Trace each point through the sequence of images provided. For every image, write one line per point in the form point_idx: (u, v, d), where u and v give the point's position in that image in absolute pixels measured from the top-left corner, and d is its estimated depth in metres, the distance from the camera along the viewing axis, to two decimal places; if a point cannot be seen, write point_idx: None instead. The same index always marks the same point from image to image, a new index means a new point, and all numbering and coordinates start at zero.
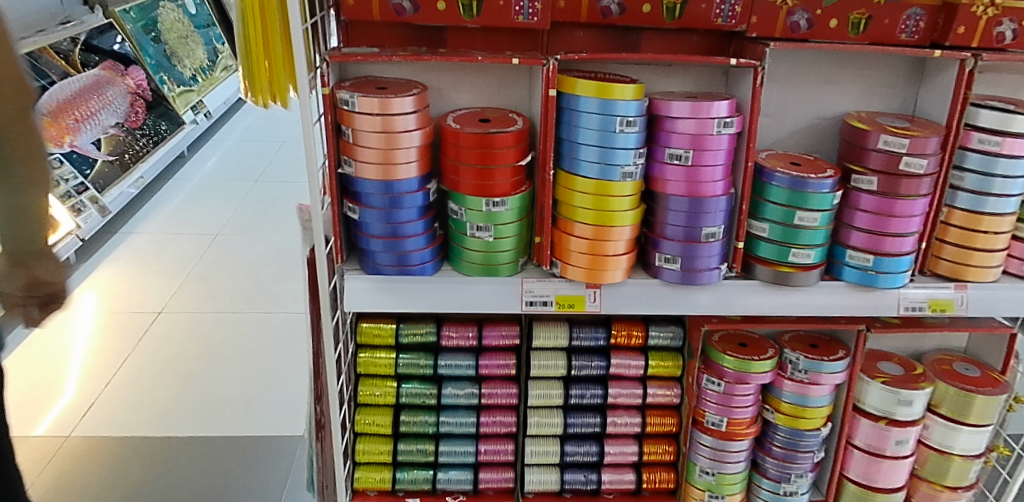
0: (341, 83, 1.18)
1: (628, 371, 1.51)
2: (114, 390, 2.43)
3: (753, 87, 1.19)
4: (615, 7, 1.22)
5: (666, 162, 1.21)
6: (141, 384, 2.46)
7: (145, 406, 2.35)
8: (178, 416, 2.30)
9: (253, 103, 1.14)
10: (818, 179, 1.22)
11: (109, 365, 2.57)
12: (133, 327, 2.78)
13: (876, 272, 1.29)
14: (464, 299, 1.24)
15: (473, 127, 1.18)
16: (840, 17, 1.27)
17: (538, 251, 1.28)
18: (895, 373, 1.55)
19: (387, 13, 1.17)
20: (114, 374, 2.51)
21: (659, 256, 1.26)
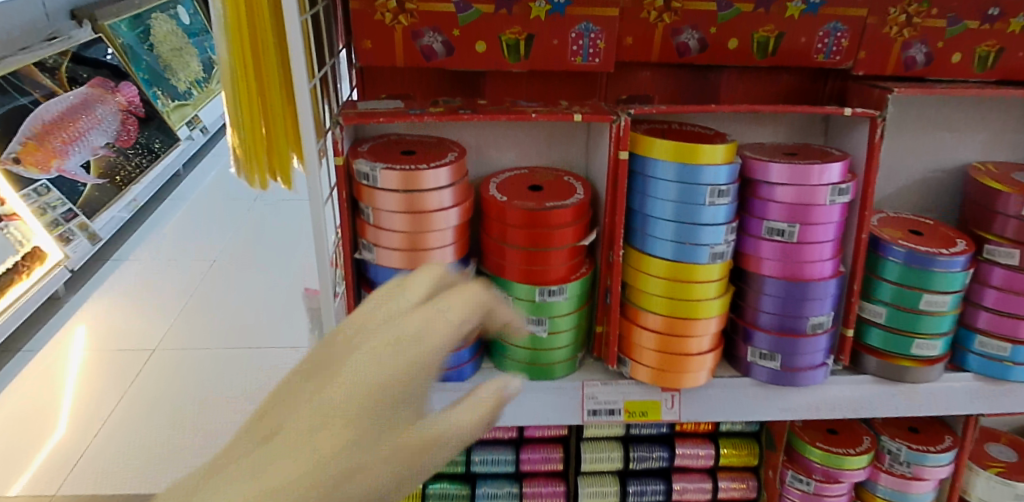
0: (358, 149, 0.96)
1: (696, 463, 1.30)
2: (124, 414, 2.03)
3: (870, 141, 0.96)
4: (695, 43, 0.99)
5: (763, 237, 0.99)
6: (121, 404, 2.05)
7: (140, 403, 2.05)
8: (179, 410, 2.03)
9: (245, 180, 0.92)
10: (949, 256, 0.99)
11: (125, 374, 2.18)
12: (134, 345, 2.32)
13: (1011, 363, 1.06)
14: (512, 410, 1.02)
15: (523, 200, 0.95)
16: (966, 51, 1.02)
17: (598, 343, 1.06)
18: (1010, 459, 1.32)
19: (413, 57, 0.95)
20: (140, 370, 2.20)
21: (752, 351, 1.04)
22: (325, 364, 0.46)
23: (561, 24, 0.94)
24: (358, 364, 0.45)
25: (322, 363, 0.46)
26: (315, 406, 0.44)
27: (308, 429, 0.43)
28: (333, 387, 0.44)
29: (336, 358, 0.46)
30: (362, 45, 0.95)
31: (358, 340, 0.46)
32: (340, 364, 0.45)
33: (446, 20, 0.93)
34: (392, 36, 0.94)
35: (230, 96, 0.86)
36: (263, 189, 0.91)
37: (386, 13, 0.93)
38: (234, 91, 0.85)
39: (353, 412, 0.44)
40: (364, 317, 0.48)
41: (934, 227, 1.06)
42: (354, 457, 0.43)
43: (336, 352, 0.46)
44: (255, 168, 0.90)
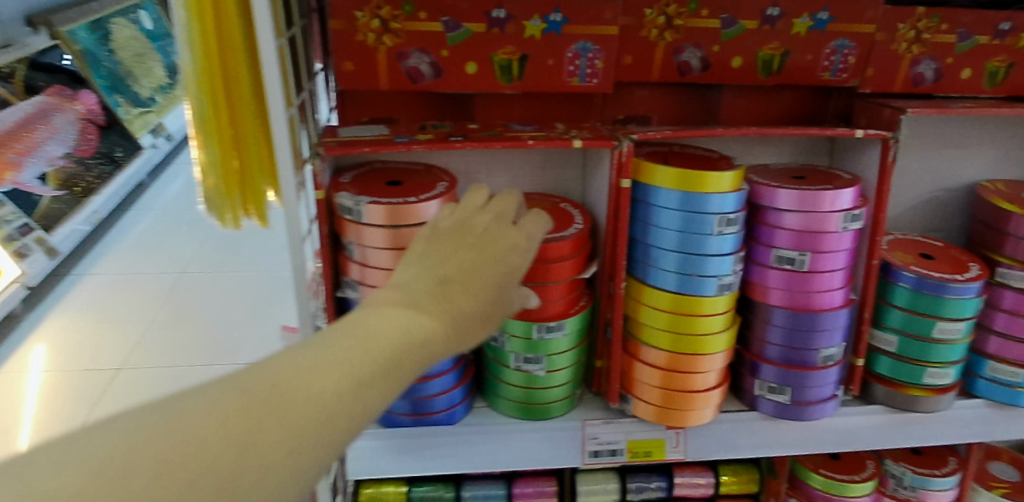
0: (339, 179, 0.89)
1: (695, 492, 1.24)
2: None
3: (883, 164, 0.91)
4: (698, 61, 0.94)
5: (771, 266, 0.94)
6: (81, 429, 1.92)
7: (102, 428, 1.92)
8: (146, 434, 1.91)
9: (220, 222, 0.85)
10: (963, 282, 0.94)
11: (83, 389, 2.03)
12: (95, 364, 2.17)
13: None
14: (507, 454, 0.96)
15: None
16: (976, 66, 0.99)
17: (597, 378, 1.00)
18: (1013, 478, 1.29)
19: (397, 79, 0.88)
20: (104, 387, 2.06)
21: (759, 384, 0.99)
22: (448, 256, 0.59)
23: (557, 43, 0.88)
24: (482, 262, 0.60)
25: (441, 261, 0.58)
26: (468, 258, 0.59)
27: (441, 319, 0.53)
28: (467, 290, 0.57)
29: (459, 247, 0.60)
30: (342, 67, 0.88)
31: (472, 244, 0.61)
32: (470, 267, 0.59)
33: (434, 39, 0.87)
34: (375, 57, 0.87)
35: (199, 128, 0.79)
36: (236, 228, 0.85)
37: (369, 34, 0.86)
38: (203, 123, 0.78)
39: (488, 308, 0.58)
40: (472, 228, 0.63)
41: (943, 250, 1.03)
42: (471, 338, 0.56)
43: (456, 255, 0.59)
44: (227, 205, 0.83)
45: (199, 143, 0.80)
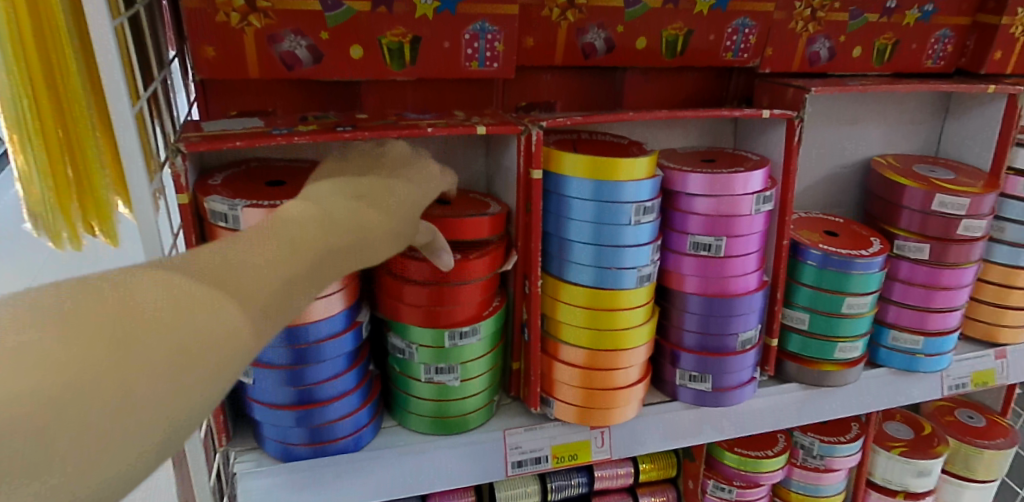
0: (209, 183, 0.76)
1: (616, 483, 1.21)
2: None
3: (789, 144, 0.90)
4: (602, 43, 0.89)
5: (686, 253, 0.90)
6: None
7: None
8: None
9: (52, 241, 0.70)
10: (866, 257, 0.95)
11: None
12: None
13: (921, 355, 1.05)
14: (421, 476, 0.87)
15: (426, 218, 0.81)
16: (866, 44, 1.01)
17: (515, 383, 0.94)
18: (906, 437, 1.36)
19: (271, 67, 0.77)
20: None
21: (679, 373, 0.96)
22: (361, 185, 0.62)
23: (453, 24, 0.80)
24: (394, 192, 0.64)
25: (355, 188, 0.62)
26: (390, 184, 0.64)
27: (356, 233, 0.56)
28: (381, 212, 0.61)
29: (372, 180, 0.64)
30: (203, 53, 0.75)
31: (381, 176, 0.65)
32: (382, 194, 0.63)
33: (312, 21, 0.76)
34: (242, 42, 0.76)
35: (15, 130, 0.64)
36: (77, 250, 0.72)
37: (232, 14, 0.74)
38: (23, 125, 0.64)
39: (398, 234, 0.62)
40: (382, 157, 0.71)
41: (845, 225, 1.04)
42: (380, 254, 0.60)
43: (370, 183, 0.63)
44: (62, 221, 0.69)
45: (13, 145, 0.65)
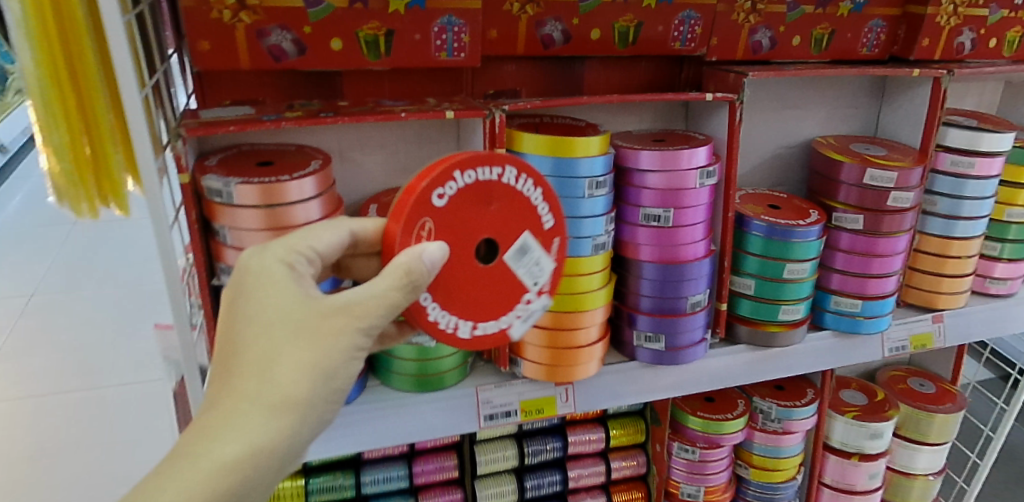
0: (205, 162, 0.86)
1: (588, 448, 1.30)
2: None
3: (730, 124, 1.00)
4: (559, 34, 0.98)
5: (640, 224, 1.00)
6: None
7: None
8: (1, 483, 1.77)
9: (69, 211, 0.80)
10: (805, 226, 1.05)
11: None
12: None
13: (861, 318, 1.15)
14: (404, 428, 0.96)
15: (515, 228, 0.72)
16: (804, 34, 1.12)
17: (488, 345, 1.04)
18: (861, 403, 1.45)
19: (259, 59, 0.86)
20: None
21: (636, 335, 1.05)
22: (251, 314, 0.56)
23: (424, 18, 0.89)
24: (291, 304, 0.56)
25: (250, 321, 0.56)
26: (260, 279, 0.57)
27: (296, 372, 0.54)
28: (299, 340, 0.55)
29: (256, 298, 0.57)
30: (198, 47, 0.84)
31: (282, 282, 0.57)
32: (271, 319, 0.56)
33: (295, 17, 0.85)
34: (233, 36, 0.85)
35: (43, 115, 0.74)
36: (93, 217, 0.82)
37: (224, 11, 0.83)
38: (48, 107, 0.74)
39: (350, 333, 0.57)
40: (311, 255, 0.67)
41: (788, 200, 1.14)
42: (348, 364, 0.57)
43: (251, 307, 0.56)
44: (81, 194, 0.79)
45: (43, 128, 0.75)
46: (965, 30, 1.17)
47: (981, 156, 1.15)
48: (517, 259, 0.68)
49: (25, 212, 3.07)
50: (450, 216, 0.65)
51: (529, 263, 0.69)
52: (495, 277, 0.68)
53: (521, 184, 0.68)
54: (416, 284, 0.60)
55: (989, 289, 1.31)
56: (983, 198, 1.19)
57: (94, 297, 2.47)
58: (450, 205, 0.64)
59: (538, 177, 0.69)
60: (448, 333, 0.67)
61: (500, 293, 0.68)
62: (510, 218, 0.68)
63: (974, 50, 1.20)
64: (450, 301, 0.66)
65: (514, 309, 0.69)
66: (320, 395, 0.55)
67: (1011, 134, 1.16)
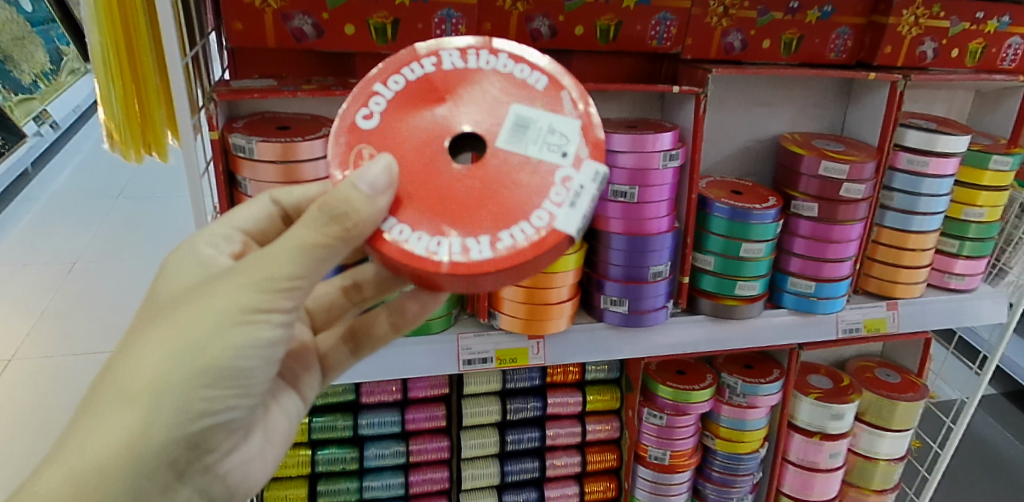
0: (233, 124, 1.01)
1: (566, 409, 1.40)
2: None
3: (696, 114, 1.12)
4: (547, 29, 1.12)
5: (609, 199, 1.12)
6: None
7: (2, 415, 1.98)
8: (47, 419, 1.98)
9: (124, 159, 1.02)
10: (762, 209, 1.17)
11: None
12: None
13: (815, 298, 1.26)
14: (393, 365, 1.11)
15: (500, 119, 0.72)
16: (774, 38, 1.22)
17: (472, 300, 1.18)
18: (825, 386, 1.55)
19: (284, 38, 1.01)
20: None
21: (604, 299, 1.18)
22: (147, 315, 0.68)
23: (424, 10, 1.03)
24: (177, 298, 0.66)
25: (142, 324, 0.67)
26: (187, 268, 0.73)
27: (160, 358, 0.62)
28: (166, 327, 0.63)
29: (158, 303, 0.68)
30: (233, 27, 1.00)
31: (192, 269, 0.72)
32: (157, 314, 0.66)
33: (315, 4, 1.00)
34: (262, 19, 1.00)
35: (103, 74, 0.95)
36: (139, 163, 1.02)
37: None
38: (106, 65, 0.94)
39: (219, 305, 0.63)
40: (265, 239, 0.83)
41: (752, 188, 1.26)
42: (220, 336, 0.63)
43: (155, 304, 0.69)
44: (131, 141, 1.00)
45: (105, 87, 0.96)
46: (926, 40, 1.25)
47: (936, 156, 1.25)
48: (517, 135, 0.70)
49: (76, 182, 3.31)
50: (390, 130, 0.70)
51: (537, 135, 0.70)
52: (496, 164, 0.69)
53: (472, 60, 0.73)
54: (354, 210, 0.63)
55: (949, 284, 1.40)
56: (938, 196, 1.29)
57: (133, 263, 2.69)
58: (382, 120, 0.70)
59: (484, 44, 0.73)
60: (464, 257, 0.66)
61: (505, 174, 0.69)
62: (481, 100, 0.71)
63: (936, 59, 1.27)
64: (451, 215, 0.68)
65: (549, 194, 0.68)
66: (194, 374, 0.62)
67: (966, 137, 1.25)
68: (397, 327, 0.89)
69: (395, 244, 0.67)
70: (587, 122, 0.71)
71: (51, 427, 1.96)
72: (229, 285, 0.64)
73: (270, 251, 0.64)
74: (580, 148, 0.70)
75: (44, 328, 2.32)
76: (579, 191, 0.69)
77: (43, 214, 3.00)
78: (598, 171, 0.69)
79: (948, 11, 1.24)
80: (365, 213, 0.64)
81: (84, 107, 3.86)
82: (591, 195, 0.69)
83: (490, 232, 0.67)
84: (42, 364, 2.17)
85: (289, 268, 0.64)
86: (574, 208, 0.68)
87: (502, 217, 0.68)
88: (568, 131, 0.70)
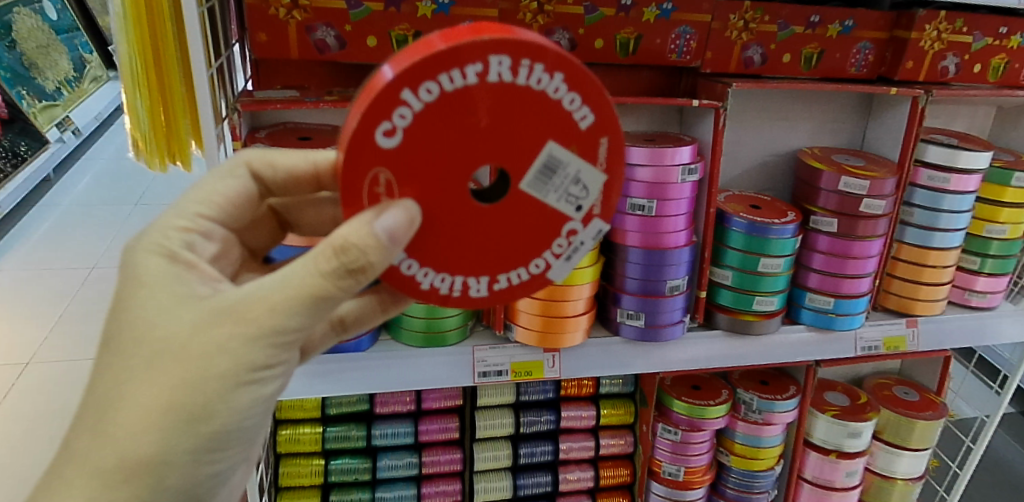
0: (255, 134, 1.02)
1: (580, 423, 1.39)
2: None
3: (715, 129, 1.12)
4: (567, 42, 1.12)
5: (628, 212, 1.12)
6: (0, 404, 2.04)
7: (19, 418, 1.99)
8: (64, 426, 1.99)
9: (151, 168, 1.04)
10: (780, 224, 1.16)
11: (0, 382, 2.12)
12: (8, 358, 2.22)
13: (835, 315, 1.25)
14: (408, 376, 1.11)
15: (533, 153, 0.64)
16: (794, 52, 1.21)
17: (487, 312, 1.17)
18: (842, 403, 1.53)
19: (307, 50, 1.02)
20: (18, 376, 2.15)
21: (621, 312, 1.17)
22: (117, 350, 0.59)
23: (445, 22, 1.03)
24: (158, 337, 0.58)
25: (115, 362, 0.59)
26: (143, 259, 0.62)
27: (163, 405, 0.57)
28: (155, 386, 0.58)
29: (126, 329, 0.59)
30: (257, 38, 1.01)
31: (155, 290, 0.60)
32: (135, 351, 0.59)
33: (338, 16, 1.01)
34: (286, 30, 1.01)
35: (132, 82, 0.97)
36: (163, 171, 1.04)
37: (280, 9, 1.00)
38: (135, 76, 0.96)
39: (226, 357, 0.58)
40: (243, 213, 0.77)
41: (770, 202, 1.26)
42: (226, 399, 0.59)
43: (120, 323, 0.60)
44: (156, 152, 1.02)
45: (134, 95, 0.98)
46: (949, 55, 1.24)
47: (957, 172, 1.24)
48: (541, 180, 0.66)
49: (96, 187, 3.35)
50: (413, 156, 0.62)
51: (560, 183, 0.66)
52: (514, 211, 0.66)
53: (522, 76, 0.61)
54: (368, 265, 0.57)
55: (970, 302, 1.38)
56: (959, 212, 1.27)
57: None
58: (404, 142, 0.61)
59: (538, 54, 0.61)
60: (461, 293, 0.69)
61: (522, 220, 0.67)
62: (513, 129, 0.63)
63: (958, 74, 1.26)
64: (460, 254, 0.67)
65: (553, 246, 0.69)
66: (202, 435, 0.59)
67: (988, 153, 1.24)
68: (385, 308, 0.76)
69: (397, 273, 0.67)
70: (612, 175, 0.68)
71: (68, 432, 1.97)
72: (229, 339, 0.58)
73: (277, 295, 0.58)
74: (595, 202, 0.68)
75: (62, 333, 2.34)
76: (580, 247, 0.70)
77: (63, 219, 3.03)
78: (602, 230, 0.70)
79: (970, 26, 1.22)
80: (381, 265, 0.58)
81: (107, 115, 3.92)
82: (587, 252, 0.70)
83: (490, 274, 0.69)
84: (59, 368, 2.19)
85: (297, 319, 0.58)
86: (567, 260, 0.71)
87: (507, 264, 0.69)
88: (591, 184, 0.67)
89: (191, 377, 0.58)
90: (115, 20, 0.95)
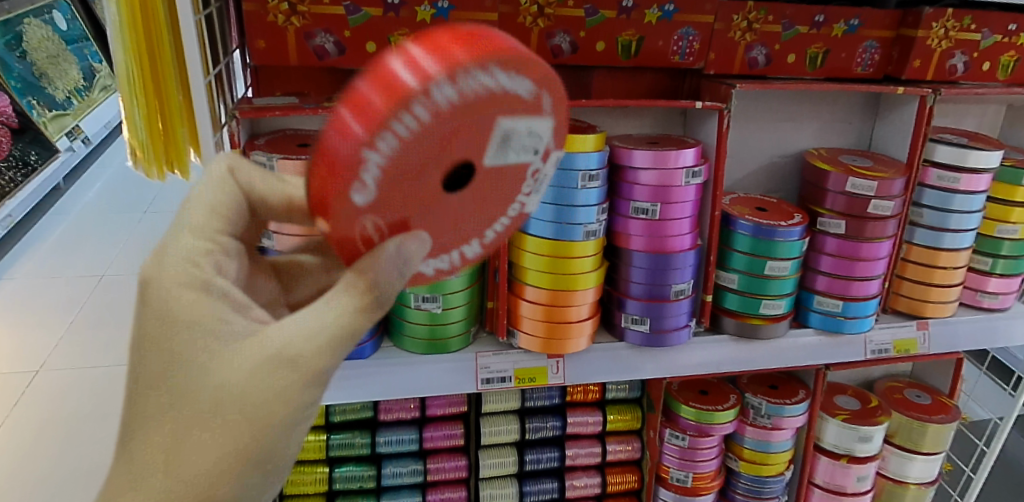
0: (254, 140, 1.02)
1: (586, 429, 1.38)
2: None
3: (719, 130, 1.11)
4: (568, 45, 1.11)
5: (631, 216, 1.11)
6: (10, 413, 2.04)
7: (27, 427, 2.00)
8: (74, 436, 1.98)
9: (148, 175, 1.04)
10: (787, 226, 1.15)
11: (10, 391, 2.12)
12: (18, 366, 2.22)
13: (843, 318, 1.23)
14: (412, 383, 1.10)
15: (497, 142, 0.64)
16: (799, 52, 1.20)
17: (489, 318, 1.16)
18: (852, 407, 1.51)
19: (306, 56, 1.01)
20: (27, 384, 2.15)
21: (625, 317, 1.15)
22: (165, 392, 0.58)
23: None
24: (211, 382, 0.58)
25: (173, 408, 0.58)
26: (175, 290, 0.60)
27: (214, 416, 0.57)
28: (218, 414, 0.57)
29: (175, 344, 0.59)
30: (255, 45, 1.00)
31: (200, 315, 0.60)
32: (188, 388, 0.58)
33: (337, 21, 1.00)
34: (284, 36, 1.00)
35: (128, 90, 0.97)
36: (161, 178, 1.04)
37: (279, 15, 0.99)
38: (133, 84, 0.96)
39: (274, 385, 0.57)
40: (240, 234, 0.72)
41: (777, 205, 1.25)
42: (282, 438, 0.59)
43: (166, 356, 0.59)
44: (153, 160, 1.03)
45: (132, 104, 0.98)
46: (957, 53, 1.22)
47: (967, 172, 1.22)
48: (501, 151, 0.65)
49: (105, 196, 3.37)
50: (386, 196, 0.61)
51: (518, 145, 0.66)
52: (486, 186, 0.67)
53: (461, 87, 0.58)
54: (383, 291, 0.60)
55: (982, 303, 1.36)
56: (970, 212, 1.25)
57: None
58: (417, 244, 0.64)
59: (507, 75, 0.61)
60: (460, 261, 0.73)
61: (492, 191, 0.68)
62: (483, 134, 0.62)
63: (966, 73, 1.24)
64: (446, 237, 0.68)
65: (524, 188, 0.72)
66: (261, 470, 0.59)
67: (999, 152, 1.22)
68: None
69: None
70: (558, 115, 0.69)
71: (77, 441, 1.97)
72: (280, 384, 0.57)
73: (319, 339, 0.58)
74: (549, 142, 0.70)
75: (73, 340, 2.35)
76: (543, 179, 0.73)
77: (73, 227, 3.04)
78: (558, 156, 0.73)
79: (979, 24, 1.20)
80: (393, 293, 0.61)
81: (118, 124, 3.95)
82: (551, 177, 0.74)
83: (477, 237, 0.72)
84: (67, 376, 2.19)
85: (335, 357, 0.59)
86: (537, 192, 0.74)
87: (488, 225, 0.72)
88: (542, 130, 0.68)
89: (247, 414, 0.57)
90: (111, 29, 0.95)
